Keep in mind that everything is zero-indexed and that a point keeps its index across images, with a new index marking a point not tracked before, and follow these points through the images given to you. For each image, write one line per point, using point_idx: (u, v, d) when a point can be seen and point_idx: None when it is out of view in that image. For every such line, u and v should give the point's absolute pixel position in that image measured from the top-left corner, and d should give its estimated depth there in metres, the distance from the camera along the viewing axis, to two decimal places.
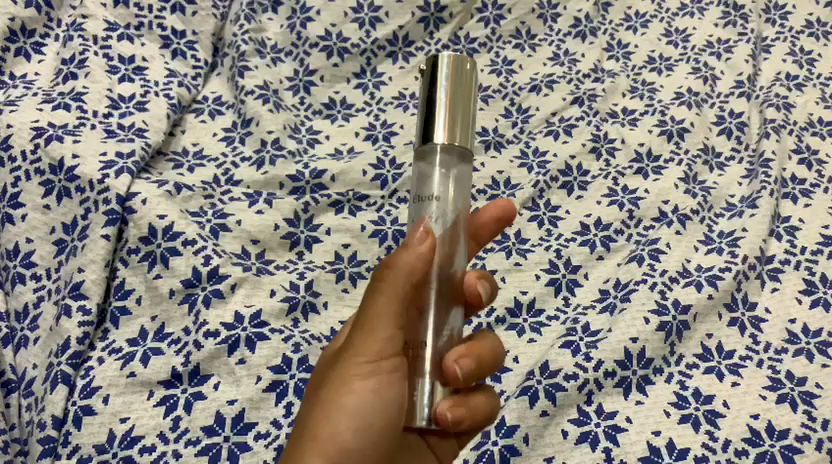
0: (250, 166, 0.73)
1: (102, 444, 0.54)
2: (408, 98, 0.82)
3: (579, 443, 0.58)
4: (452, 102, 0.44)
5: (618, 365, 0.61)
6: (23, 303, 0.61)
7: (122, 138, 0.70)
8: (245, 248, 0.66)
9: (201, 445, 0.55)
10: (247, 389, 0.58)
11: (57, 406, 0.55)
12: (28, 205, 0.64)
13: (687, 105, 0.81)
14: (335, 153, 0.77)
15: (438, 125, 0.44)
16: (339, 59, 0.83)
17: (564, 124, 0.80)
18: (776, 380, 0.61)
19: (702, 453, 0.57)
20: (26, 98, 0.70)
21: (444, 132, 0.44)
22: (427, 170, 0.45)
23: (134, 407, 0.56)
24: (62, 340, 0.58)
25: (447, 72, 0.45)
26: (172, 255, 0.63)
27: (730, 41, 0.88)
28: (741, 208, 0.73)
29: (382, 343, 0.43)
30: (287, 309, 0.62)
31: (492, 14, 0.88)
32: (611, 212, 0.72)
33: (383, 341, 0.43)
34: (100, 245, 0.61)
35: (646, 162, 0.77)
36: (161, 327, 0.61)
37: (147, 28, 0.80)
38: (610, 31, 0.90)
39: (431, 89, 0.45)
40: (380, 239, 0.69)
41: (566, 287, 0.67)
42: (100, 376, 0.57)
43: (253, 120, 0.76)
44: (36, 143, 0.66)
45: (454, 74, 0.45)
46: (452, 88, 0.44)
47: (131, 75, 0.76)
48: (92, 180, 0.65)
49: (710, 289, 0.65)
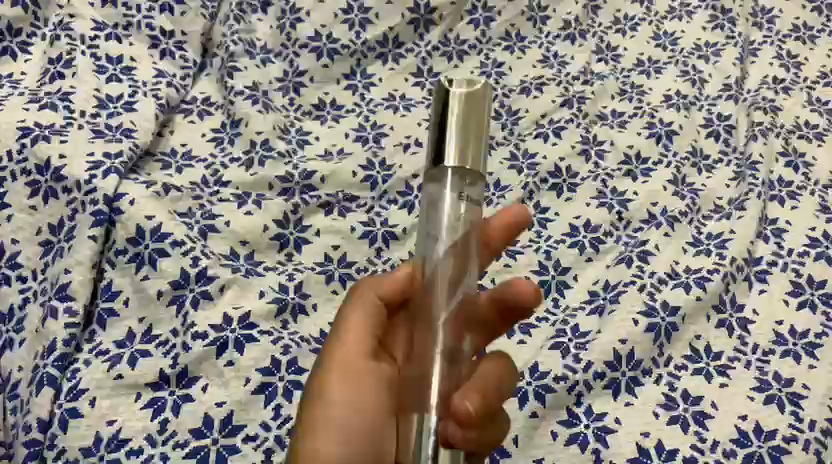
0: (239, 167, 0.72)
1: (89, 447, 0.54)
2: (398, 99, 0.82)
3: (568, 445, 0.58)
4: (464, 130, 0.47)
5: (608, 366, 0.61)
6: (9, 305, 0.60)
7: (109, 139, 0.69)
8: (234, 250, 0.66)
9: (189, 447, 0.55)
10: (236, 391, 0.57)
11: (44, 409, 0.55)
12: (14, 206, 0.64)
13: (676, 107, 0.82)
14: (325, 154, 0.76)
15: (449, 151, 0.47)
16: (329, 61, 0.83)
17: (554, 126, 0.80)
18: (764, 381, 0.61)
19: (691, 454, 0.57)
20: (12, 98, 0.70)
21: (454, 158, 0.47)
22: (437, 194, 0.49)
23: (121, 410, 0.56)
24: (48, 342, 0.57)
25: (459, 100, 0.48)
26: (161, 256, 0.62)
27: (718, 44, 0.89)
28: (729, 210, 0.73)
29: (359, 345, 0.52)
30: (277, 310, 0.62)
31: (481, 16, 0.88)
32: (601, 213, 0.72)
33: (360, 343, 0.52)
34: (88, 246, 0.61)
35: (635, 164, 0.77)
36: (149, 329, 0.60)
37: (135, 27, 0.79)
38: (600, 34, 0.90)
39: (443, 114, 0.47)
40: (370, 240, 0.69)
41: (555, 290, 0.67)
42: (87, 378, 0.57)
43: (242, 120, 0.76)
44: (23, 143, 0.66)
45: (467, 101, 0.48)
46: (464, 115, 0.47)
47: (119, 75, 0.76)
48: (79, 181, 0.64)
49: (698, 290, 0.66)
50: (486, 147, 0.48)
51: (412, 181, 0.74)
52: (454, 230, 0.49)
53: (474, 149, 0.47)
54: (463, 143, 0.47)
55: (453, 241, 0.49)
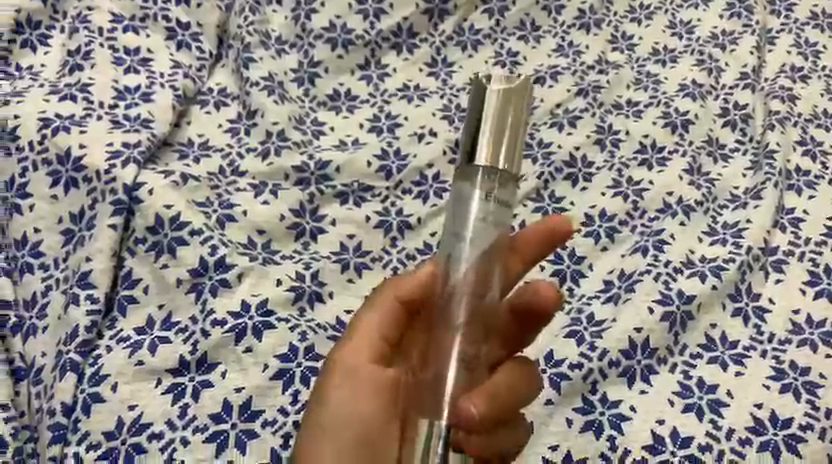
0: (256, 157, 0.73)
1: (111, 430, 0.55)
2: (412, 89, 0.82)
3: (583, 431, 0.58)
4: (499, 126, 0.46)
5: (623, 355, 0.61)
6: (31, 293, 0.61)
7: (128, 129, 0.70)
8: (251, 239, 0.67)
9: (209, 432, 0.56)
10: (255, 377, 0.58)
11: (67, 394, 0.56)
12: (35, 196, 0.65)
13: (691, 96, 0.81)
14: (340, 144, 0.76)
15: (482, 147, 0.46)
16: (343, 51, 0.83)
17: (568, 116, 0.80)
18: (780, 371, 0.61)
19: (706, 442, 0.58)
20: (33, 90, 0.71)
21: (486, 155, 0.46)
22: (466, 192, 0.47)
23: (142, 395, 0.57)
24: (71, 328, 0.59)
25: (496, 96, 0.46)
26: (179, 245, 0.63)
27: (735, 33, 0.88)
28: (745, 200, 0.73)
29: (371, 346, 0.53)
30: (294, 298, 0.63)
31: (496, 5, 0.88)
32: (616, 203, 0.72)
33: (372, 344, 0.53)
34: (108, 235, 0.62)
35: (651, 153, 0.77)
36: (169, 316, 0.61)
37: (152, 19, 0.80)
38: (615, 23, 0.90)
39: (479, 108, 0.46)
40: (385, 229, 0.70)
41: (570, 278, 0.67)
42: (109, 363, 0.57)
43: (258, 111, 0.76)
44: (43, 134, 0.67)
45: (506, 97, 0.46)
46: (500, 113, 0.46)
47: (136, 67, 0.76)
48: (99, 171, 0.65)
49: (714, 279, 0.65)
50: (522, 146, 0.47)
51: (426, 171, 0.74)
52: (481, 231, 0.47)
53: (508, 151, 0.46)
54: (497, 141, 0.46)
55: (477, 245, 0.47)
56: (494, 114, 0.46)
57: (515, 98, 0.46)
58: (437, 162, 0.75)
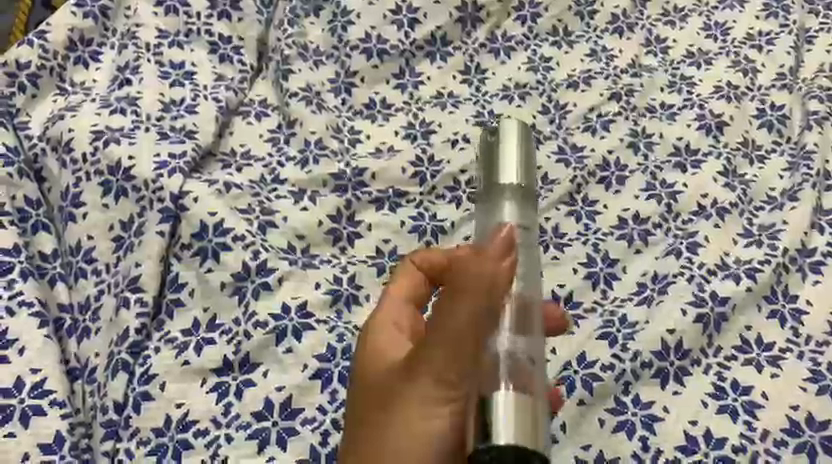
0: (294, 166, 0.76)
1: (160, 428, 0.58)
2: (446, 97, 0.84)
3: (615, 432, 0.58)
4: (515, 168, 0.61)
5: (655, 356, 0.61)
6: (85, 296, 0.65)
7: (174, 140, 0.74)
8: (291, 244, 0.69)
9: (251, 429, 0.58)
10: (294, 376, 0.60)
11: (119, 392, 0.59)
12: (88, 205, 0.68)
13: (727, 98, 0.82)
14: (375, 152, 0.79)
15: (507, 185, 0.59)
16: (378, 61, 0.86)
17: (601, 120, 0.81)
18: (817, 373, 0.60)
19: (740, 443, 0.57)
20: (85, 104, 0.75)
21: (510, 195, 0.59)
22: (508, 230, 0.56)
23: (188, 394, 0.59)
24: (121, 330, 0.62)
25: (510, 144, 0.63)
26: (223, 250, 0.66)
27: (771, 33, 0.88)
28: (782, 201, 0.73)
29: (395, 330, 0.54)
30: (331, 301, 0.65)
31: (529, 12, 0.90)
32: (650, 206, 0.73)
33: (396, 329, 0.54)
34: (155, 241, 0.65)
35: (685, 156, 0.77)
36: (213, 319, 0.63)
37: (196, 35, 0.84)
38: (648, 27, 0.90)
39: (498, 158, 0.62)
40: (419, 234, 0.71)
41: (604, 281, 0.68)
42: (157, 364, 0.60)
43: (297, 121, 0.79)
44: (95, 146, 0.71)
45: (515, 144, 0.63)
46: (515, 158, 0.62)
47: (181, 80, 0.80)
48: (147, 180, 0.69)
49: (748, 281, 0.65)
50: (527, 182, 0.61)
51: (460, 176, 0.76)
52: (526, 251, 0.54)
53: (524, 189, 0.60)
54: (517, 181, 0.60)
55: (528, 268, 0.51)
56: (510, 146, 0.63)
57: (519, 146, 0.63)
58: (470, 167, 0.76)
